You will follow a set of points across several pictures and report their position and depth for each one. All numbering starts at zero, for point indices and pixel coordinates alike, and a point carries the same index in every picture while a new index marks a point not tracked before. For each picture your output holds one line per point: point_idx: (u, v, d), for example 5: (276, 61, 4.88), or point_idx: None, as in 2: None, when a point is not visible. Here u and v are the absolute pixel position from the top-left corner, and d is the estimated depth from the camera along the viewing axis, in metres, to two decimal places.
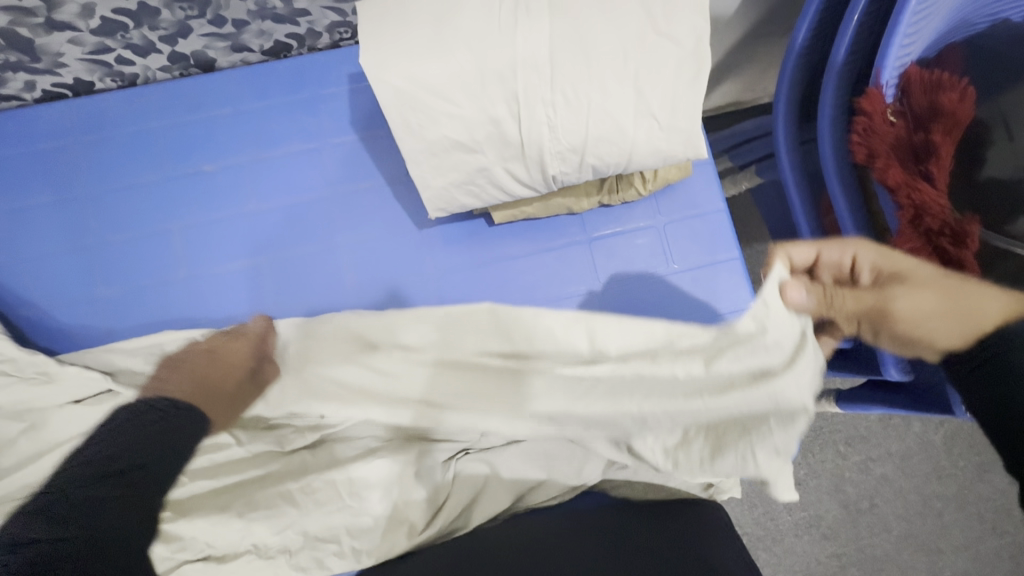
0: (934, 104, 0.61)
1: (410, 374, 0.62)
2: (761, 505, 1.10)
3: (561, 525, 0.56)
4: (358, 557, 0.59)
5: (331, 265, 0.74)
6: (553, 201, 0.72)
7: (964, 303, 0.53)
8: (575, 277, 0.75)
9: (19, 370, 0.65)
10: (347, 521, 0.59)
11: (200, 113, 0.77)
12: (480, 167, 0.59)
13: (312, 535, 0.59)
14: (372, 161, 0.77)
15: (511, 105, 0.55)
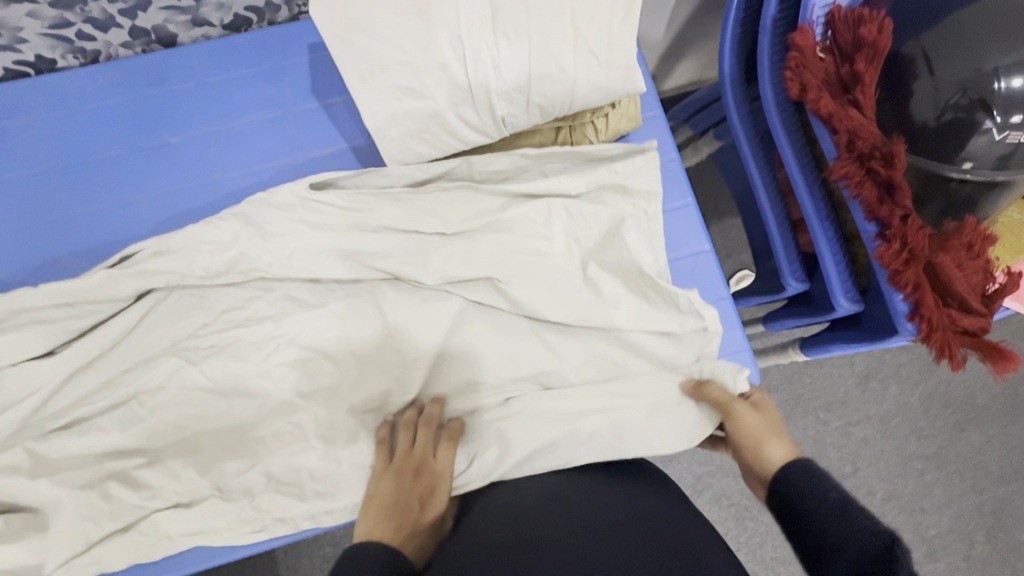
0: (857, 37, 0.64)
1: (412, 331, 0.71)
2: None
3: (548, 502, 0.62)
4: (320, 500, 0.67)
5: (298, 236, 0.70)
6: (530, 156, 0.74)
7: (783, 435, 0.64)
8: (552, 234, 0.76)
9: None
10: (315, 464, 0.67)
11: (161, 87, 0.78)
12: (431, 113, 0.61)
13: (277, 478, 0.67)
14: (334, 127, 0.78)
15: (456, 50, 0.58)
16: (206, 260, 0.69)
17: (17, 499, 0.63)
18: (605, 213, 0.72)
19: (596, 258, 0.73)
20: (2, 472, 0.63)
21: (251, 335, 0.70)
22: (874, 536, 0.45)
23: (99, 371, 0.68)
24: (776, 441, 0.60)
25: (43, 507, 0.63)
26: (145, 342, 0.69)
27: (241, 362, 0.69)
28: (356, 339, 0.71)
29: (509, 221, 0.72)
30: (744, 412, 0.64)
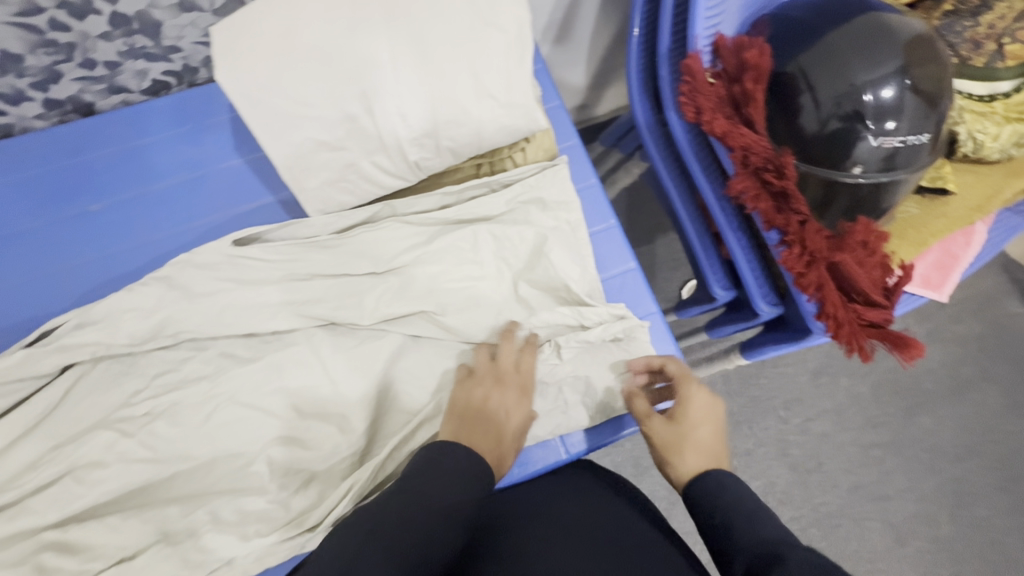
0: (741, 60, 0.69)
1: (351, 378, 0.70)
2: None
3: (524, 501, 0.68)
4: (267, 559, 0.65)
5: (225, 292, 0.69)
6: (452, 192, 0.77)
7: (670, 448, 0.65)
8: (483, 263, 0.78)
9: None
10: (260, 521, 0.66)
11: (81, 155, 0.78)
12: (347, 163, 0.64)
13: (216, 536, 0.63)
14: (261, 181, 0.79)
15: (363, 102, 0.60)
16: (130, 327, 0.68)
17: None
18: (529, 232, 0.75)
19: (527, 278, 0.76)
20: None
21: (184, 395, 0.68)
22: (766, 540, 0.52)
23: (22, 450, 0.65)
24: (686, 454, 0.63)
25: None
26: (70, 415, 0.66)
27: (176, 424, 0.67)
28: (294, 389, 0.69)
29: (437, 252, 0.73)
30: (656, 424, 0.66)
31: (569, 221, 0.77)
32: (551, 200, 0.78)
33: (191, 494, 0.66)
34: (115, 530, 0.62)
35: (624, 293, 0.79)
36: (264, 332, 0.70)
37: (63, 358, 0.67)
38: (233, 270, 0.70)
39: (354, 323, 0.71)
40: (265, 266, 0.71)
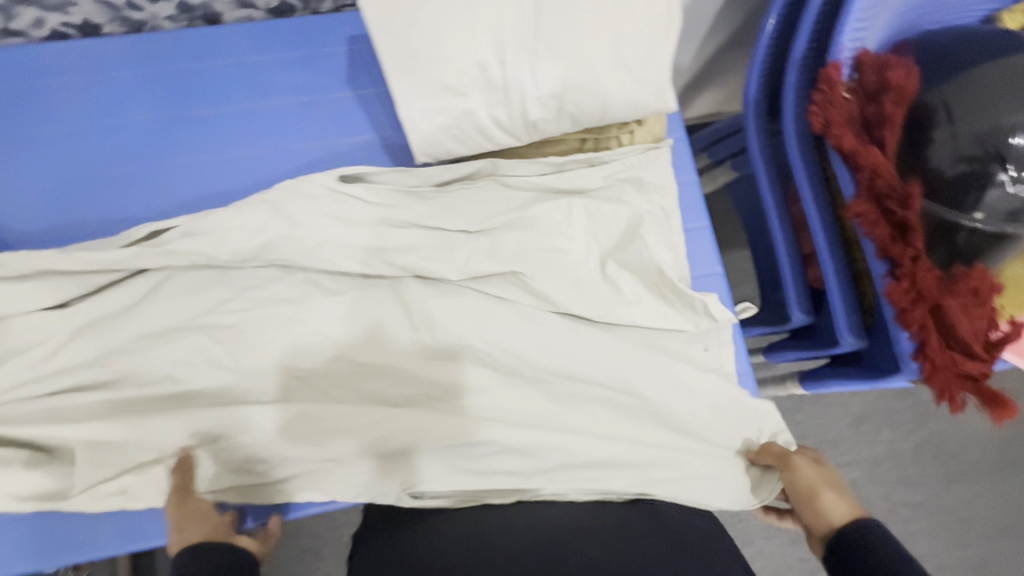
0: (883, 79, 0.68)
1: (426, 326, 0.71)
2: (734, 507, 1.18)
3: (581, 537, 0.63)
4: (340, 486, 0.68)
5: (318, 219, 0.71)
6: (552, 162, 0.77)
7: (819, 501, 0.65)
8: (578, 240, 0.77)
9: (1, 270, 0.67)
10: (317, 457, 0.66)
11: (200, 62, 0.79)
12: (466, 111, 0.63)
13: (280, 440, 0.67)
14: (364, 116, 0.80)
15: (498, 50, 0.59)
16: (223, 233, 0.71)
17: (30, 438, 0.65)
18: (624, 212, 0.75)
19: (615, 258, 0.74)
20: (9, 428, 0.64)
21: (266, 313, 0.69)
22: None
23: (111, 330, 0.68)
24: (835, 495, 0.65)
25: (47, 467, 0.64)
26: (156, 307, 0.69)
27: (252, 338, 0.69)
28: (364, 326, 0.70)
29: (530, 219, 0.74)
30: (810, 467, 0.68)
31: (663, 207, 0.77)
32: (649, 181, 0.77)
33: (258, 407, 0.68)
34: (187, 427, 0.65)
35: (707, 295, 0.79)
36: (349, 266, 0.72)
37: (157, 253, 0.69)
38: (333, 200, 0.71)
39: (436, 273, 0.72)
40: (363, 202, 0.72)
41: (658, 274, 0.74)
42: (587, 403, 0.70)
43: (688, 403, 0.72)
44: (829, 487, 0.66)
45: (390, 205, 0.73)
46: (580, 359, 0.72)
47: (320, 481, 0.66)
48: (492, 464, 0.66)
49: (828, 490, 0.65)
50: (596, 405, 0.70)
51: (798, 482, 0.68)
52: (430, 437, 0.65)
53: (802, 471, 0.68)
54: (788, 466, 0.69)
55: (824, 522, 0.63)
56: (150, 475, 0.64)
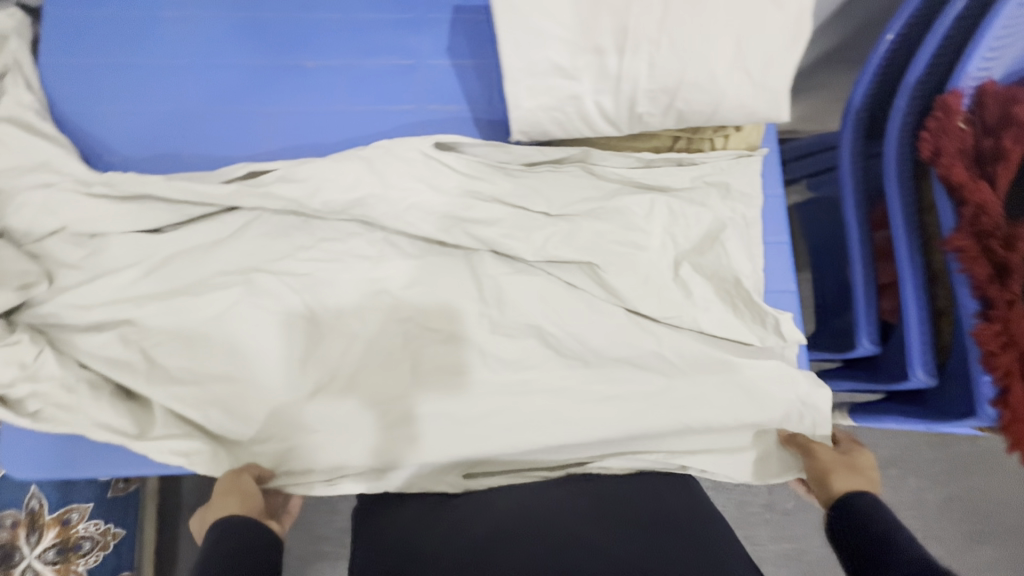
0: (1007, 114, 0.66)
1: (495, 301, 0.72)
2: (749, 528, 1.17)
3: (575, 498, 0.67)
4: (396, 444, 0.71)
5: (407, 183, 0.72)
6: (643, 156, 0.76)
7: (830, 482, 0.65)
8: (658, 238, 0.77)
9: (102, 191, 0.70)
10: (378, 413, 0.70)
11: (310, 12, 0.80)
12: (572, 94, 0.64)
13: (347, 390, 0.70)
14: (459, 87, 0.81)
15: (618, 37, 0.59)
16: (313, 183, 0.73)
17: (118, 355, 0.69)
18: (706, 216, 0.75)
19: (691, 260, 0.74)
20: (104, 343, 0.69)
21: (344, 269, 0.72)
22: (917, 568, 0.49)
23: (201, 262, 0.72)
24: (847, 476, 0.64)
25: (128, 387, 0.68)
26: (245, 247, 0.72)
27: (329, 291, 0.72)
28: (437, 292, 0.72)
29: (612, 211, 0.74)
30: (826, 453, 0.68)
31: (744, 216, 0.76)
32: (736, 189, 0.76)
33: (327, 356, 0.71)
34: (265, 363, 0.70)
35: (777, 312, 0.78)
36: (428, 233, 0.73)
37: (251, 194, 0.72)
38: (422, 166, 0.72)
39: (512, 252, 0.73)
40: (451, 172, 0.73)
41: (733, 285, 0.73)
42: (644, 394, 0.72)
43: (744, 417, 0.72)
44: (842, 468, 0.66)
45: (476, 178, 0.73)
46: (643, 355, 0.73)
47: None
48: (543, 442, 0.70)
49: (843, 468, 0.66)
50: (651, 401, 0.72)
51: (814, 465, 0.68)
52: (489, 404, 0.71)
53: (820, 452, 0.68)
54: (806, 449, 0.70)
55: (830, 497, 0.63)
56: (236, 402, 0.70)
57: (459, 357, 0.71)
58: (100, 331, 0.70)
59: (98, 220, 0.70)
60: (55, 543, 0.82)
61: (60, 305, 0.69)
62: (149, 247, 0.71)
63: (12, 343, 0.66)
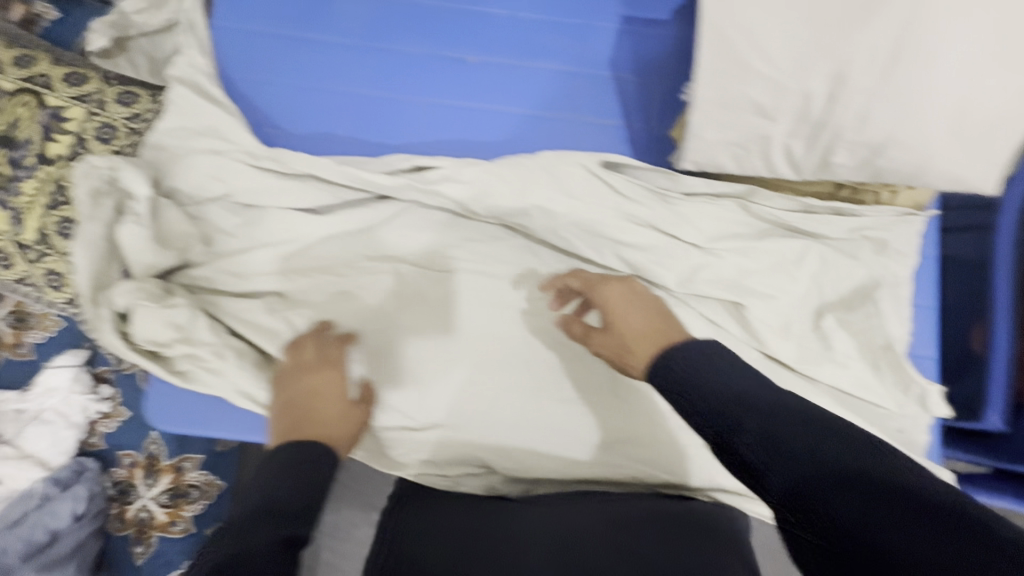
0: None
1: None
2: None
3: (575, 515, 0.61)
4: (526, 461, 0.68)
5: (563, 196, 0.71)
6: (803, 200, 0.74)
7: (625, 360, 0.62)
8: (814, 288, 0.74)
9: (267, 165, 0.71)
10: (510, 421, 0.68)
11: (479, 5, 0.79)
12: (763, 134, 0.61)
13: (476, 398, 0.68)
14: (618, 101, 0.79)
15: (831, 85, 0.57)
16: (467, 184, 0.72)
17: (265, 324, 0.71)
18: (860, 272, 0.72)
19: (837, 313, 0.72)
20: (252, 313, 0.71)
21: (489, 271, 0.72)
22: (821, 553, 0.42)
23: (352, 248, 0.73)
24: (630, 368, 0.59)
25: (274, 360, 0.70)
26: (396, 236, 0.73)
27: (472, 291, 0.71)
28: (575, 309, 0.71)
29: (764, 252, 0.72)
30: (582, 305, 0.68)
31: (897, 275, 0.73)
32: (896, 249, 0.73)
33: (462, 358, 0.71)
34: (396, 352, 0.70)
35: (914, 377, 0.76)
36: (576, 249, 0.72)
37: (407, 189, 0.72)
38: (580, 181, 0.72)
39: (658, 280, 0.71)
40: (607, 191, 0.72)
41: (880, 344, 0.71)
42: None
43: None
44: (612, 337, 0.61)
45: (631, 200, 0.72)
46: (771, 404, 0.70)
47: (503, 445, 0.68)
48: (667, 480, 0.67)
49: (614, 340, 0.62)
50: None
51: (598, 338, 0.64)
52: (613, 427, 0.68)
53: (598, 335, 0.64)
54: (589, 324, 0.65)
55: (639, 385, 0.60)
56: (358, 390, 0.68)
57: (589, 379, 0.69)
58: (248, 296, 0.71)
59: (260, 192, 0.71)
60: (169, 488, 0.86)
61: (216, 270, 0.71)
62: (304, 220, 0.72)
63: (169, 306, 0.67)
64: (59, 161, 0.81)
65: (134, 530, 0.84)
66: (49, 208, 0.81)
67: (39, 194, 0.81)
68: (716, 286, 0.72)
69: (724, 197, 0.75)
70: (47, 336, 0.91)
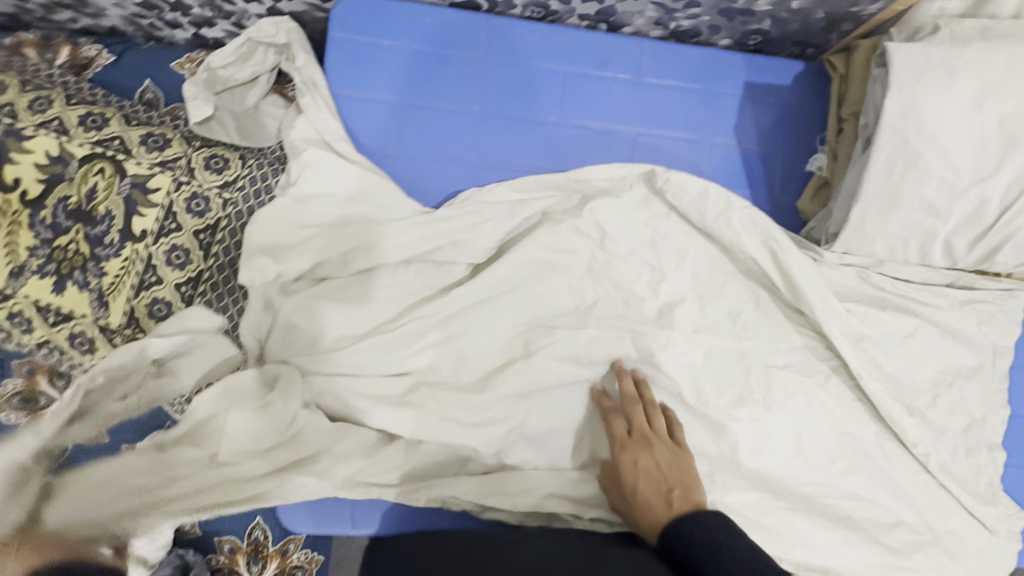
0: None
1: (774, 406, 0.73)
2: None
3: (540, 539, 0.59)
4: None
5: (686, 273, 0.74)
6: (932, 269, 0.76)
7: (662, 474, 0.62)
8: (943, 361, 0.76)
9: (404, 246, 0.69)
10: None
11: (603, 70, 0.77)
12: (929, 230, 0.62)
13: None
14: (743, 170, 0.78)
15: (1007, 192, 0.59)
16: (594, 262, 0.73)
17: (409, 416, 0.68)
18: (977, 343, 0.76)
19: (960, 384, 0.76)
20: (390, 402, 0.68)
21: (619, 352, 0.72)
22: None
23: (487, 332, 0.71)
24: (656, 478, 0.62)
25: (419, 451, 0.68)
26: (534, 315, 0.72)
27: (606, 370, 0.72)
28: (707, 388, 0.73)
29: (886, 324, 0.75)
30: (621, 427, 0.67)
31: (995, 346, 0.77)
32: (1009, 321, 0.77)
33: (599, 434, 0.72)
34: (524, 444, 0.69)
35: (1017, 437, 0.81)
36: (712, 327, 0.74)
37: (540, 269, 0.72)
38: (702, 261, 0.74)
39: (785, 355, 0.75)
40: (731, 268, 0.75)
41: (980, 417, 0.76)
42: (889, 521, 0.73)
43: (980, 553, 0.74)
44: (647, 467, 0.63)
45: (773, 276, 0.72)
46: (890, 476, 0.74)
47: None
48: (800, 557, 0.70)
49: (647, 465, 0.63)
50: (897, 525, 0.73)
51: (639, 455, 0.64)
52: (750, 508, 0.69)
53: (649, 455, 0.64)
54: (647, 437, 0.66)
55: (645, 505, 0.61)
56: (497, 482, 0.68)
57: (732, 455, 0.72)
58: (386, 383, 0.69)
59: (393, 272, 0.70)
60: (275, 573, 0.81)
61: (354, 355, 0.68)
62: (388, 344, 0.69)
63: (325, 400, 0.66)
64: (146, 237, 0.73)
65: None
66: (138, 289, 0.73)
67: (126, 275, 0.73)
68: (852, 360, 0.73)
69: (854, 269, 0.76)
70: None
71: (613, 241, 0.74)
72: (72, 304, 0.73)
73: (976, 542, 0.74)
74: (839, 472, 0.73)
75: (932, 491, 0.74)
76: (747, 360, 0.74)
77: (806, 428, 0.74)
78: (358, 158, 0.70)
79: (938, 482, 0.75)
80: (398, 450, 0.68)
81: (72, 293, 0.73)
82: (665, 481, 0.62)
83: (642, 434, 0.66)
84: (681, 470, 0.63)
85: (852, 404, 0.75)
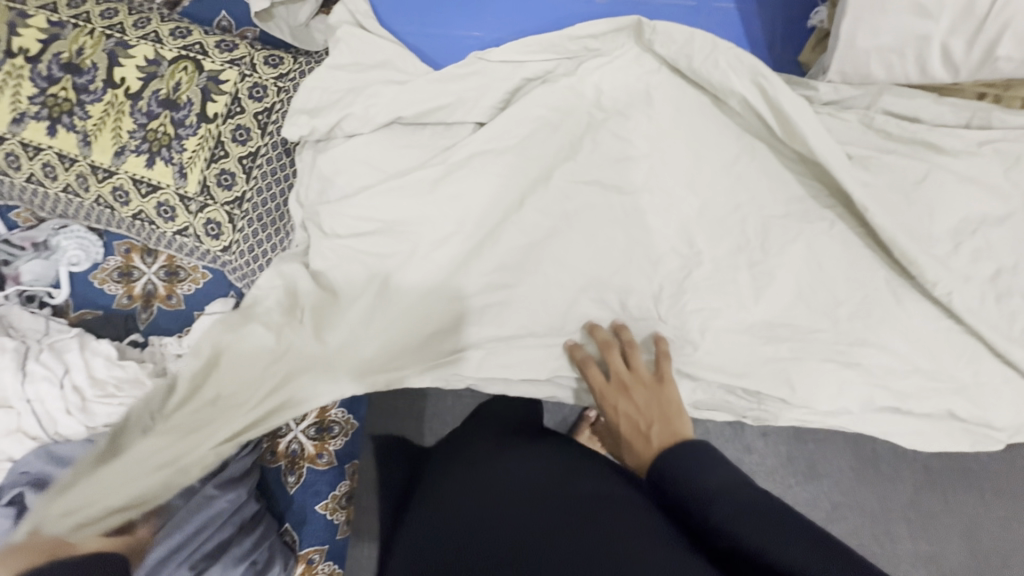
0: None
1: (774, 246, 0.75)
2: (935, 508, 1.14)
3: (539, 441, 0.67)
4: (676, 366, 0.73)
5: (683, 124, 0.78)
6: (945, 106, 0.75)
7: (649, 414, 0.65)
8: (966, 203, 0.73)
9: (420, 106, 0.79)
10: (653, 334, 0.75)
11: None
12: (922, 34, 0.65)
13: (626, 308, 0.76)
14: (742, 30, 0.81)
15: None
16: (592, 117, 0.79)
17: (424, 250, 0.76)
18: (1006, 184, 0.72)
19: (988, 228, 0.72)
20: (407, 239, 0.76)
21: (615, 199, 0.78)
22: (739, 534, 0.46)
23: (491, 180, 0.77)
24: (635, 418, 0.65)
25: (437, 279, 0.76)
26: (536, 166, 0.78)
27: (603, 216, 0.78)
28: (700, 236, 0.77)
29: (898, 167, 0.74)
30: (598, 374, 0.71)
31: None
32: None
33: (598, 275, 0.77)
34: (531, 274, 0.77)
35: None
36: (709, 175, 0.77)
37: (542, 124, 0.78)
38: (698, 113, 0.78)
39: (784, 200, 0.76)
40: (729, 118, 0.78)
41: (1013, 262, 0.71)
42: (903, 368, 0.72)
43: (1012, 403, 0.71)
44: (628, 409, 0.67)
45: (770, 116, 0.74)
46: (904, 321, 0.72)
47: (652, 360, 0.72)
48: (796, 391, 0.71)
49: (628, 407, 0.67)
50: (912, 373, 0.72)
51: (616, 401, 0.68)
52: (742, 349, 0.74)
53: (627, 396, 0.67)
54: (621, 379, 0.69)
55: (628, 449, 0.64)
56: (495, 316, 0.76)
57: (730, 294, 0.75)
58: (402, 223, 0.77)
59: (414, 132, 0.81)
60: (315, 422, 0.90)
61: (373, 196, 0.76)
62: (402, 189, 0.77)
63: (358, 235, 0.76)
64: (217, 119, 0.88)
65: (287, 461, 0.88)
66: (209, 161, 0.88)
67: (201, 150, 0.88)
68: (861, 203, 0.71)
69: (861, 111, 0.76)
70: (197, 287, 0.98)
71: (609, 98, 0.80)
72: (160, 176, 0.88)
73: (998, 386, 0.71)
74: (846, 315, 0.73)
75: (952, 336, 0.72)
76: (741, 212, 0.76)
77: (809, 270, 0.74)
78: (381, 33, 0.81)
79: (961, 328, 0.71)
80: (414, 279, 0.76)
81: (160, 167, 0.88)
82: (646, 420, 0.64)
83: (617, 378, 0.70)
84: (659, 406, 0.65)
85: (861, 248, 0.74)
